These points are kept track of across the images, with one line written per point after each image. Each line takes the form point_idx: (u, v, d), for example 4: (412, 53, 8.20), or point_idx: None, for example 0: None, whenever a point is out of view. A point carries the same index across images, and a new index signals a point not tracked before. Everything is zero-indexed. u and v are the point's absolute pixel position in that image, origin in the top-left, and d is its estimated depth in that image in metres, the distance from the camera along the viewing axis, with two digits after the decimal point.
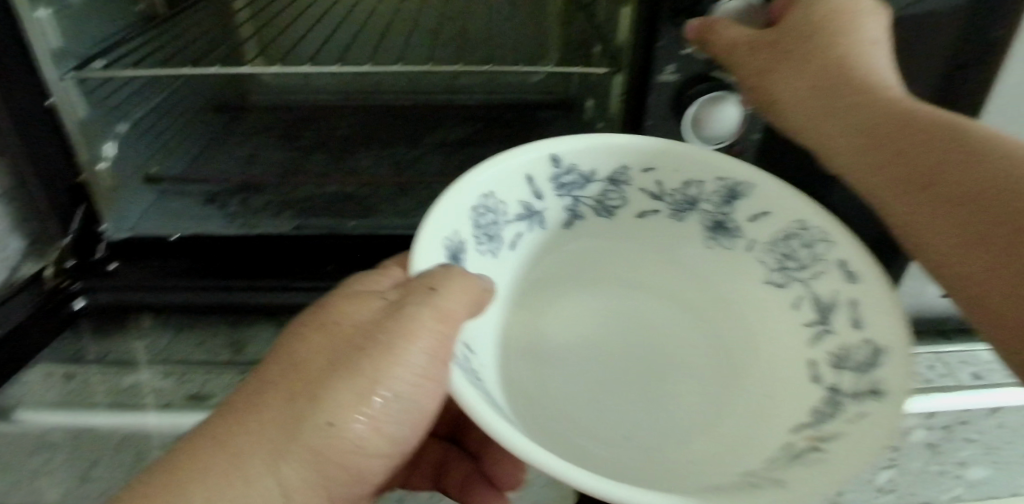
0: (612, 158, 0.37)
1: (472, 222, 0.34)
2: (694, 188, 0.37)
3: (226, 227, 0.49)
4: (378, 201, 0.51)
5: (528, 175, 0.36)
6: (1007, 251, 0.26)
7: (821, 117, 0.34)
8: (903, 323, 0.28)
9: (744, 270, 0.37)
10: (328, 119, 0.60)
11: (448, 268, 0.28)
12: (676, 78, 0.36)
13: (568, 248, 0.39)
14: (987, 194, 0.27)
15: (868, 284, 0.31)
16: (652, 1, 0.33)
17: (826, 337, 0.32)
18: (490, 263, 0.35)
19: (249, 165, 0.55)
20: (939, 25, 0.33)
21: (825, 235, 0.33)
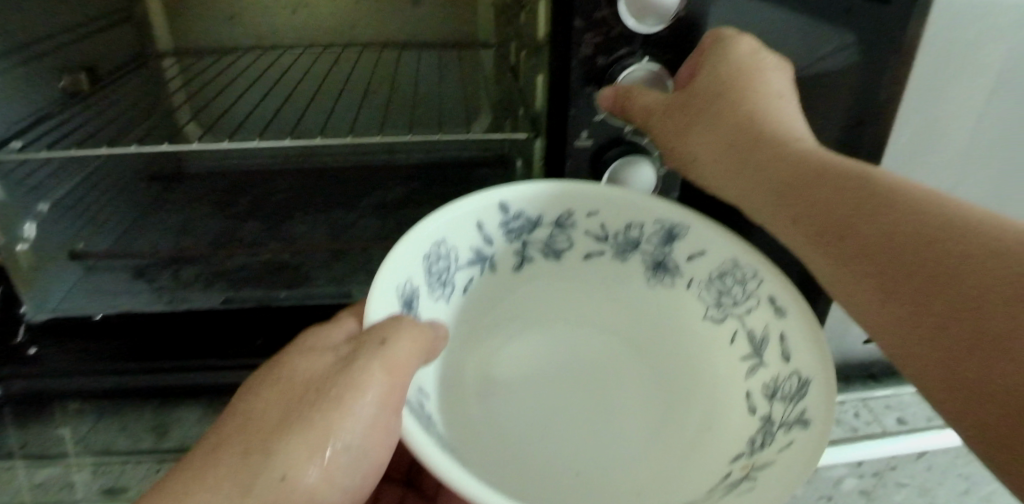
0: (556, 204, 0.37)
1: (425, 269, 0.34)
2: (635, 230, 0.38)
3: (153, 303, 0.47)
4: (311, 269, 0.50)
5: (478, 221, 0.37)
6: (926, 300, 0.25)
7: (737, 174, 0.34)
8: (826, 355, 0.30)
9: (685, 307, 0.38)
10: (259, 185, 0.59)
11: (399, 318, 0.28)
12: (590, 143, 0.40)
13: (517, 290, 0.40)
14: (899, 241, 0.27)
15: (795, 317, 0.32)
16: (563, 70, 0.37)
17: (759, 369, 0.33)
18: (443, 308, 0.36)
19: (183, 235, 0.53)
20: (835, 84, 0.37)
21: (755, 272, 0.34)
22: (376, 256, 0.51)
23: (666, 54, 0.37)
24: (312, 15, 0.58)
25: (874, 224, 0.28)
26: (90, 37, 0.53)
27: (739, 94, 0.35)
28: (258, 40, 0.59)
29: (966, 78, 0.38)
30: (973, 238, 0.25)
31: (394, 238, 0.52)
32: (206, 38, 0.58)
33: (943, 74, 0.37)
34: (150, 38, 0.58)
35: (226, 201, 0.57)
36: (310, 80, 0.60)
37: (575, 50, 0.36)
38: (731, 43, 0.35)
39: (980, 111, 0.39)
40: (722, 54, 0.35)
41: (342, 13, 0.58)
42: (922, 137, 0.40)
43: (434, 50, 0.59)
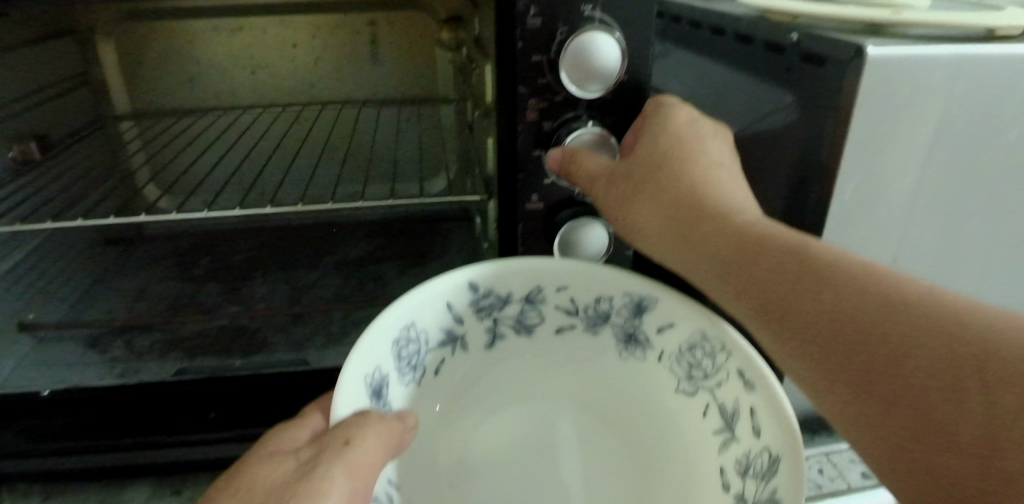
0: (524, 281, 0.37)
1: (394, 355, 0.34)
2: (605, 304, 0.37)
3: (104, 375, 0.45)
4: (270, 334, 0.49)
5: (448, 302, 0.36)
6: (877, 389, 0.23)
7: (678, 244, 0.33)
8: (795, 435, 0.29)
9: (658, 379, 0.37)
10: (220, 244, 0.59)
11: (364, 415, 0.27)
12: (541, 205, 0.40)
13: (492, 367, 0.39)
14: (840, 321, 0.24)
15: (762, 392, 0.31)
16: (512, 135, 0.38)
17: (731, 444, 0.32)
18: (411, 392, 0.35)
19: (138, 300, 0.53)
20: (774, 142, 0.39)
21: (722, 345, 0.33)
22: (336, 318, 0.51)
23: (609, 115, 0.38)
24: (270, 75, 0.59)
25: (816, 301, 0.25)
26: (53, 100, 0.52)
27: (679, 163, 0.35)
28: (215, 101, 0.60)
29: (904, 131, 0.35)
30: (914, 317, 0.23)
31: (354, 298, 0.52)
32: (164, 102, 0.59)
33: (882, 127, 0.34)
34: (106, 101, 0.58)
35: (188, 261, 0.57)
36: (269, 138, 0.60)
37: (522, 115, 0.37)
38: (667, 121, 0.37)
39: (922, 163, 0.36)
40: (660, 131, 0.36)
41: (300, 72, 0.59)
42: (868, 190, 0.36)
43: (393, 109, 0.59)
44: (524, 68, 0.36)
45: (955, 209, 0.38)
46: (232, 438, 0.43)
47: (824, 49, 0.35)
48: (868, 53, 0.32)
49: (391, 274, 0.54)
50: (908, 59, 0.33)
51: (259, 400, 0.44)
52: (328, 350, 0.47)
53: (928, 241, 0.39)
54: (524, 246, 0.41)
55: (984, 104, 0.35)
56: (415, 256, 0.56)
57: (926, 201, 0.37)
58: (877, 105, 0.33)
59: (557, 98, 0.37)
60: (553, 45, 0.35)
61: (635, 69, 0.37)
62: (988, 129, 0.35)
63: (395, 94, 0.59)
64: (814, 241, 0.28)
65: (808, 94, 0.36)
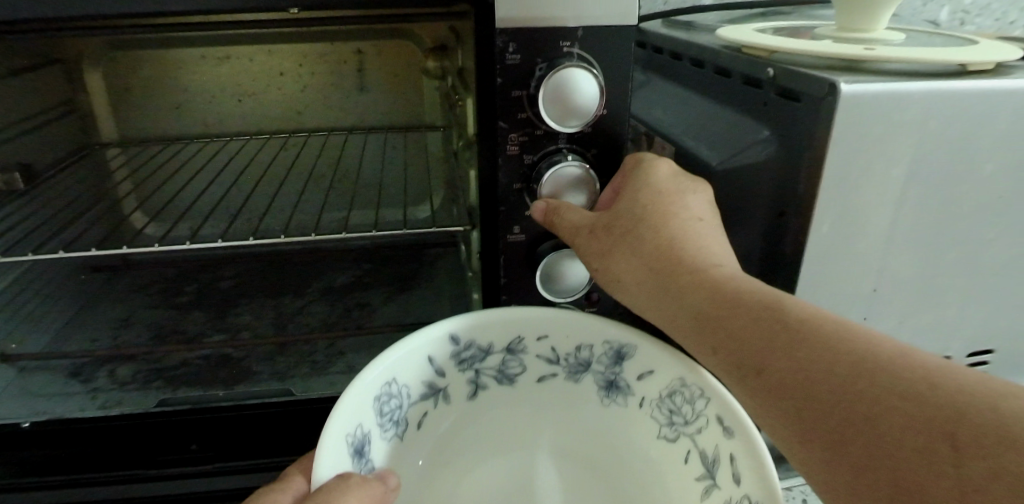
0: (505, 330, 0.38)
1: (376, 412, 0.34)
2: (585, 352, 0.38)
3: (85, 406, 0.44)
4: (254, 365, 0.49)
5: (429, 356, 0.37)
6: (852, 447, 0.23)
7: (657, 297, 0.33)
8: (772, 482, 0.29)
9: (640, 427, 0.37)
10: (210, 273, 0.60)
11: (346, 478, 0.29)
12: (523, 237, 0.40)
13: (475, 419, 0.39)
14: (812, 383, 0.25)
15: (741, 439, 0.31)
16: (491, 170, 0.38)
17: (714, 490, 0.32)
18: (394, 446, 0.36)
19: (122, 329, 0.53)
20: (751, 182, 0.40)
21: (702, 392, 0.34)
22: (321, 347, 0.51)
23: (591, 148, 0.38)
24: (258, 103, 0.60)
25: (788, 363, 0.26)
26: (40, 127, 0.52)
27: (658, 214, 0.35)
28: (203, 128, 0.60)
29: (879, 167, 0.35)
30: (884, 382, 0.23)
31: (340, 326, 0.52)
32: (150, 130, 0.60)
33: (856, 164, 0.35)
34: (93, 129, 0.58)
35: (176, 285, 0.58)
36: (256, 166, 0.61)
37: (503, 149, 0.37)
38: (649, 173, 0.37)
39: (898, 199, 0.36)
40: (641, 184, 0.36)
41: (287, 100, 0.60)
42: (843, 231, 0.37)
43: (380, 135, 0.62)
44: (504, 104, 0.36)
45: (933, 241, 0.38)
46: (213, 471, 0.42)
47: (800, 85, 0.36)
48: (843, 90, 0.33)
49: (377, 301, 0.55)
50: (883, 97, 0.33)
51: (242, 433, 0.43)
52: (312, 380, 0.47)
53: (906, 273, 0.39)
54: (506, 277, 0.41)
55: (957, 140, 0.35)
56: (403, 283, 0.57)
57: (904, 234, 0.38)
58: (851, 144, 0.34)
59: (537, 132, 0.37)
60: (532, 80, 0.35)
61: (614, 106, 0.37)
62: (962, 165, 0.36)
63: (382, 122, 0.61)
64: (793, 298, 0.29)
65: (785, 128, 0.37)
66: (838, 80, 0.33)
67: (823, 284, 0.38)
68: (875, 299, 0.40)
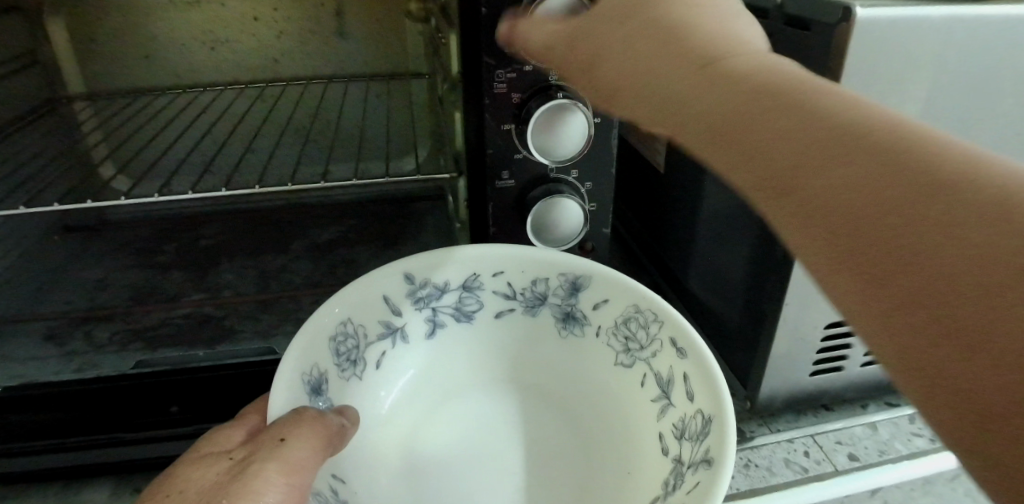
0: (460, 267, 0.37)
1: (332, 351, 0.34)
2: (541, 285, 0.38)
3: (60, 370, 0.43)
4: (238, 323, 0.47)
5: (384, 295, 0.36)
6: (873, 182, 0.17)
7: (615, 72, 0.26)
8: (722, 393, 0.29)
9: (597, 356, 0.37)
10: (186, 231, 0.57)
11: (300, 414, 0.28)
12: (512, 183, 0.38)
13: (435, 358, 0.39)
14: (825, 148, 0.19)
15: (694, 357, 0.32)
16: (477, 105, 0.36)
17: (669, 410, 0.32)
18: (353, 386, 0.35)
19: (99, 290, 0.50)
20: None
21: (656, 316, 0.34)
22: (305, 305, 0.49)
23: None
24: (231, 50, 0.56)
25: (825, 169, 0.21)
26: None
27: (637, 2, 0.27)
28: (175, 80, 0.57)
29: (892, 101, 0.33)
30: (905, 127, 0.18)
31: (325, 282, 0.50)
32: (118, 80, 0.56)
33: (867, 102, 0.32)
34: (58, 80, 0.55)
35: (154, 245, 0.56)
36: (230, 117, 0.58)
37: (490, 87, 0.35)
38: None
39: None
40: None
41: (263, 47, 0.57)
42: None
43: (362, 82, 0.58)
44: (489, 36, 0.33)
45: None
46: (195, 433, 0.40)
47: (810, 13, 0.33)
48: (858, 14, 0.30)
49: (364, 257, 0.53)
50: (898, 23, 0.31)
51: (221, 395, 0.41)
52: None
53: None
54: (495, 227, 0.39)
55: (979, 70, 0.33)
56: (389, 238, 0.55)
57: None
58: (865, 78, 0.32)
59: (526, 68, 0.35)
60: (519, 9, 0.33)
61: None
62: (981, 99, 0.34)
63: (364, 69, 0.58)
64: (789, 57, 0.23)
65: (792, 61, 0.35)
66: (853, 4, 0.30)
67: None
68: None
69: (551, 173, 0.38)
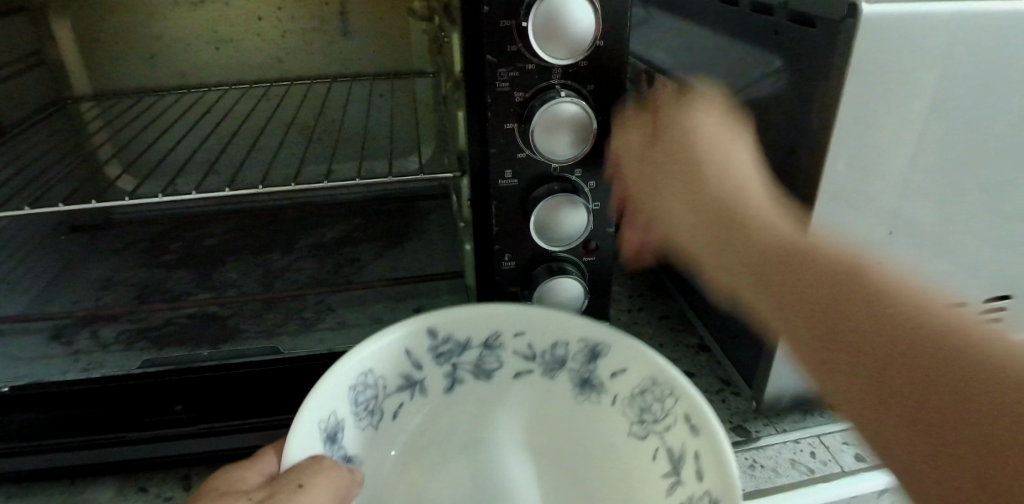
0: (480, 326, 0.38)
1: (351, 400, 0.35)
2: (561, 349, 0.38)
3: (67, 369, 0.43)
4: (243, 322, 0.47)
5: (407, 349, 0.38)
6: (912, 402, 0.23)
7: (672, 218, 0.37)
8: (731, 477, 0.29)
9: (611, 422, 0.38)
10: (193, 230, 0.57)
11: (318, 460, 0.30)
12: (515, 182, 0.38)
13: (456, 414, 0.40)
14: (820, 362, 0.27)
15: (705, 436, 0.31)
16: (479, 104, 0.35)
17: (677, 487, 0.33)
18: (368, 435, 0.37)
19: (105, 289, 0.51)
20: None
21: (673, 391, 0.34)
22: (309, 303, 0.49)
23: (587, 85, 0.36)
24: (236, 50, 0.57)
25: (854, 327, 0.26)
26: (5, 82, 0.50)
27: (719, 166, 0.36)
28: (181, 80, 0.58)
29: (898, 98, 0.32)
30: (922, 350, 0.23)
31: (329, 281, 0.50)
32: (124, 80, 0.57)
33: (874, 100, 0.32)
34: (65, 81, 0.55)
35: (159, 245, 0.56)
36: (234, 117, 0.58)
37: (492, 85, 0.35)
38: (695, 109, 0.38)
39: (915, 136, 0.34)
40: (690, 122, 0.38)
41: (268, 47, 0.57)
42: (858, 169, 0.34)
43: (366, 82, 0.58)
44: (491, 34, 0.33)
45: (953, 181, 0.35)
46: (199, 432, 0.40)
47: (814, 9, 0.33)
48: (864, 10, 0.30)
49: (368, 256, 0.53)
50: (905, 20, 0.30)
51: (225, 394, 0.41)
52: (301, 337, 0.45)
53: (924, 215, 0.36)
54: (498, 226, 0.39)
55: (989, 66, 0.32)
56: (393, 237, 0.55)
57: (923, 172, 0.35)
58: (871, 76, 0.31)
59: (529, 66, 0.34)
60: (522, 7, 0.32)
61: (610, 37, 0.35)
62: (990, 96, 0.33)
63: (369, 69, 0.58)
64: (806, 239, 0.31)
65: (797, 58, 0.34)
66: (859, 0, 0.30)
67: (835, 227, 0.36)
68: (891, 243, 0.37)
69: (554, 172, 0.38)
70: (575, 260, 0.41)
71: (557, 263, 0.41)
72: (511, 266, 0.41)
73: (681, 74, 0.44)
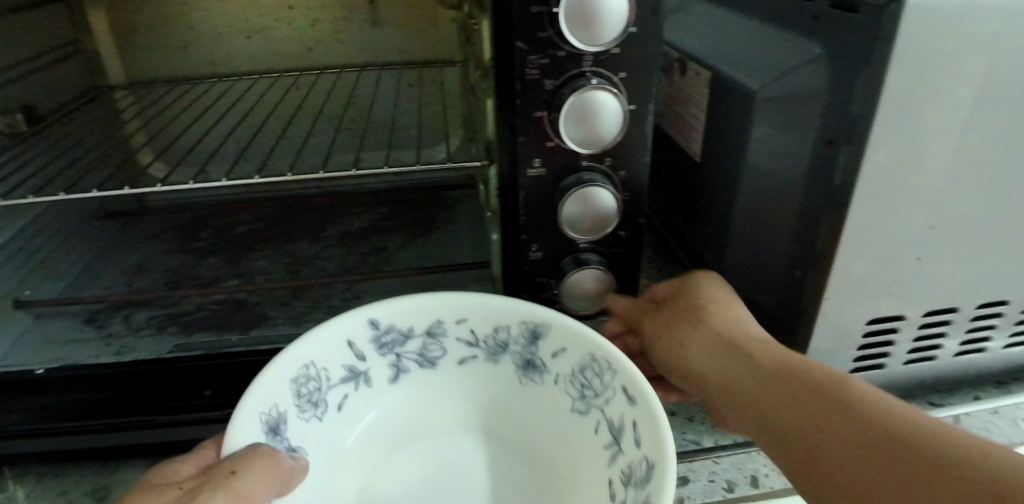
0: (422, 314, 0.38)
1: (293, 393, 0.34)
2: (502, 333, 0.38)
3: (101, 352, 0.44)
4: (271, 309, 0.48)
5: (348, 340, 0.37)
6: (874, 462, 0.26)
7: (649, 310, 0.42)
8: (666, 440, 0.29)
9: (555, 403, 0.37)
10: (222, 218, 0.58)
11: (255, 448, 0.29)
12: (543, 171, 0.37)
13: (401, 403, 0.39)
14: (786, 423, 0.30)
15: (642, 405, 0.32)
16: (508, 92, 0.35)
17: (619, 456, 0.33)
18: (314, 427, 0.36)
19: (137, 275, 0.52)
20: (796, 106, 0.37)
21: (608, 364, 0.34)
22: (336, 291, 0.49)
23: (618, 73, 0.35)
24: (266, 39, 0.57)
25: (790, 396, 0.31)
26: (38, 71, 0.51)
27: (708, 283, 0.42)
28: (211, 69, 0.58)
29: (944, 86, 0.31)
30: (887, 426, 0.27)
31: (356, 269, 0.50)
32: (156, 70, 0.58)
33: (918, 89, 0.31)
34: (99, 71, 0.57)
35: (190, 232, 0.57)
36: (264, 106, 0.59)
37: (521, 72, 0.34)
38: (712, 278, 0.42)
39: (963, 128, 0.32)
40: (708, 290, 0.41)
41: (297, 36, 0.57)
42: (900, 162, 0.33)
43: (394, 71, 0.58)
44: (522, 20, 0.33)
45: (1001, 173, 0.34)
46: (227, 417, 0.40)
47: None
48: None
49: (394, 246, 0.53)
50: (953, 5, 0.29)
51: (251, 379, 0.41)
52: None
53: (969, 209, 0.35)
54: (525, 217, 0.39)
55: None
56: (419, 227, 0.55)
57: (969, 163, 0.34)
58: (916, 62, 0.30)
59: (559, 53, 0.34)
60: None
61: (643, 23, 0.34)
62: None
63: (397, 58, 0.58)
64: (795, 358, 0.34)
65: (837, 44, 0.33)
66: None
67: (878, 221, 0.35)
68: (931, 238, 0.36)
69: (583, 162, 0.37)
70: (603, 252, 0.41)
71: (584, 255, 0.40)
72: (537, 257, 0.40)
73: (715, 62, 0.43)
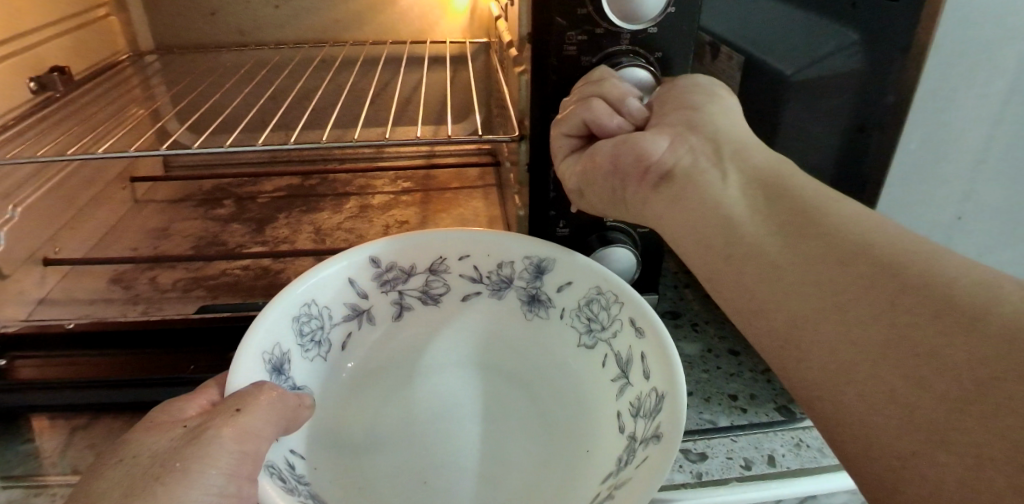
0: (425, 251, 0.40)
1: (295, 331, 0.36)
2: (507, 269, 0.40)
3: (128, 312, 0.45)
4: (295, 275, 0.48)
5: (350, 278, 0.39)
6: (867, 315, 0.23)
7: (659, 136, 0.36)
8: (676, 371, 0.31)
9: (561, 337, 0.39)
10: (246, 186, 0.59)
11: (260, 385, 0.30)
12: (575, 147, 0.38)
13: (402, 338, 0.41)
14: (779, 267, 0.27)
15: (650, 338, 0.34)
16: (543, 69, 0.35)
17: (626, 389, 0.35)
18: (317, 365, 0.38)
19: (162, 239, 0.53)
20: None
21: (618, 298, 0.37)
22: None
23: (655, 52, 0.35)
24: (295, 9, 0.58)
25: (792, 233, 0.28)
26: (68, 33, 0.52)
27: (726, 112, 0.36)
28: (239, 37, 0.59)
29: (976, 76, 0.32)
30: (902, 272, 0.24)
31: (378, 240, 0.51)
32: (186, 36, 0.59)
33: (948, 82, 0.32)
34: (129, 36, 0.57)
35: (214, 199, 0.57)
36: (292, 76, 0.59)
37: (559, 48, 0.34)
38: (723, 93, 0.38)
39: (993, 120, 0.34)
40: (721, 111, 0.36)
41: (326, 8, 0.58)
42: (933, 150, 0.35)
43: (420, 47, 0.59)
44: None
45: None
46: None
47: None
48: None
49: (417, 219, 0.53)
50: None
51: None
52: None
53: (995, 199, 0.37)
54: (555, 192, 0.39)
55: None
56: (441, 202, 0.56)
57: (998, 152, 0.35)
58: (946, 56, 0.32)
59: (598, 30, 0.34)
60: None
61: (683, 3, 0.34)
62: None
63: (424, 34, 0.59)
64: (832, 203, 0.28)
65: (875, 32, 0.34)
66: None
67: (909, 201, 0.37)
68: (957, 227, 0.38)
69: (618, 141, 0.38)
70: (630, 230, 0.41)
71: (609, 233, 0.41)
72: (564, 233, 0.41)
73: None
